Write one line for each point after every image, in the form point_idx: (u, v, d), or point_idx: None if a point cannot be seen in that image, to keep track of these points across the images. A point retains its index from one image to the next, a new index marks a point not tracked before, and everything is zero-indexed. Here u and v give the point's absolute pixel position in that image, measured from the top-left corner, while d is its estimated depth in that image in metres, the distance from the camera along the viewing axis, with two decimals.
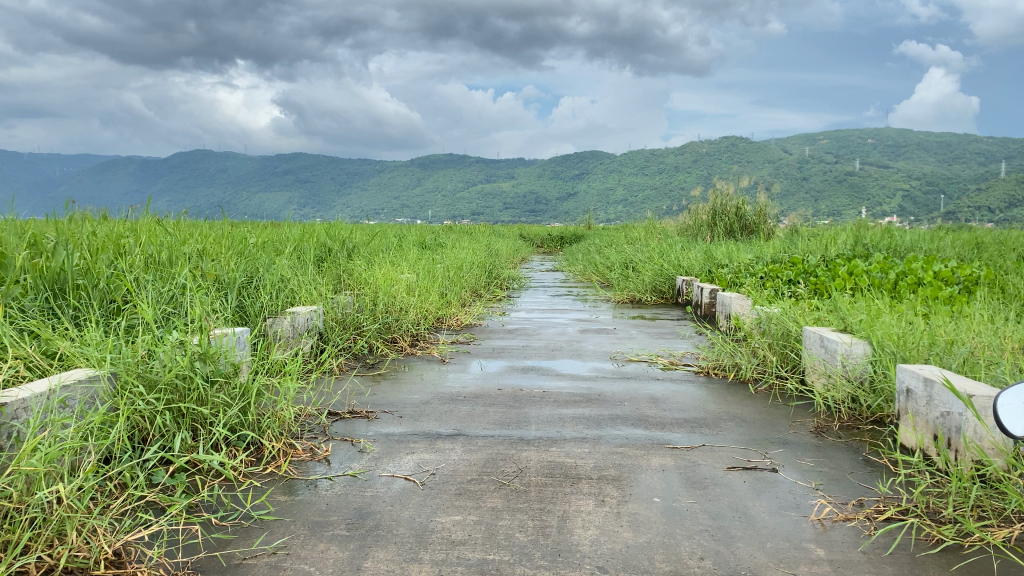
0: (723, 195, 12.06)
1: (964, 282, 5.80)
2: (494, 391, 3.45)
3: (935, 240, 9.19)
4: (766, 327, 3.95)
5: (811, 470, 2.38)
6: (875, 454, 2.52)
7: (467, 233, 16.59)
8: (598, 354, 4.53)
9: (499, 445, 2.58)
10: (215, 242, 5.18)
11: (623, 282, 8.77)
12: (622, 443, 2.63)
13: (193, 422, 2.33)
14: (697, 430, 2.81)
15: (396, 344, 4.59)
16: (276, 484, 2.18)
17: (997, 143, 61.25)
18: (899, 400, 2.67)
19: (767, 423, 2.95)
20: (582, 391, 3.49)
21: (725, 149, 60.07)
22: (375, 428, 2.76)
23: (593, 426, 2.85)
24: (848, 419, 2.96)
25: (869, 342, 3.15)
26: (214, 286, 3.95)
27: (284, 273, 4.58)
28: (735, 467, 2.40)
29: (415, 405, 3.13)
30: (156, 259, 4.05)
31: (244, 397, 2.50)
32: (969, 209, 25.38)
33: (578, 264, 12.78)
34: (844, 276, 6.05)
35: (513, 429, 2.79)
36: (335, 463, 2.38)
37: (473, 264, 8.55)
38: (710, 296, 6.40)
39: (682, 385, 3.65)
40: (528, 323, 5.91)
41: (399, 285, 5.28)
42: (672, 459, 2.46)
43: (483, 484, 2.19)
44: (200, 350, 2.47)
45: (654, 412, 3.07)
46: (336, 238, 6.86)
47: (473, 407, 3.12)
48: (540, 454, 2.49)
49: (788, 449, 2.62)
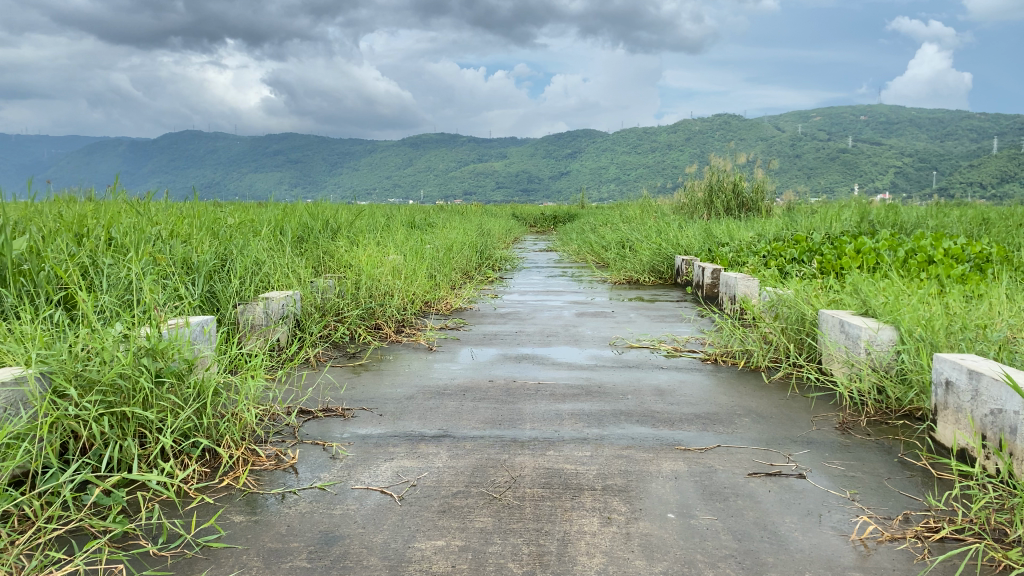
0: (719, 172, 11.73)
1: (976, 260, 5.53)
2: (485, 383, 3.15)
3: (939, 216, 8.92)
4: (778, 311, 3.66)
5: (842, 476, 2.11)
6: (911, 455, 2.26)
7: (458, 213, 16.26)
8: (596, 340, 4.24)
9: (488, 448, 2.29)
10: (187, 222, 4.86)
11: (620, 263, 8.48)
12: (628, 444, 2.35)
13: (140, 427, 2.04)
14: (710, 428, 2.53)
15: (380, 331, 4.29)
16: (228, 502, 1.89)
17: (991, 119, 60.99)
18: (935, 394, 2.39)
19: (786, 418, 2.66)
20: (581, 382, 3.19)
21: (719, 125, 59.59)
22: (351, 430, 2.47)
23: (595, 424, 2.56)
24: (876, 413, 2.68)
25: (896, 327, 2.86)
26: (180, 271, 3.64)
27: (259, 256, 4.25)
28: (758, 473, 2.12)
29: (397, 401, 2.83)
30: (121, 242, 3.73)
31: (200, 398, 2.20)
32: (961, 186, 25.18)
33: (572, 244, 12.51)
34: (852, 254, 5.77)
35: (506, 429, 2.50)
36: (303, 475, 2.10)
37: (464, 246, 8.23)
38: (711, 277, 6.11)
39: (689, 375, 3.36)
40: (521, 307, 5.61)
41: (384, 268, 4.97)
42: (686, 464, 2.17)
43: (472, 499, 1.90)
44: (148, 345, 2.16)
45: (660, 407, 2.78)
46: (318, 218, 6.54)
47: (461, 402, 2.83)
48: (535, 459, 2.20)
49: (813, 449, 2.35)
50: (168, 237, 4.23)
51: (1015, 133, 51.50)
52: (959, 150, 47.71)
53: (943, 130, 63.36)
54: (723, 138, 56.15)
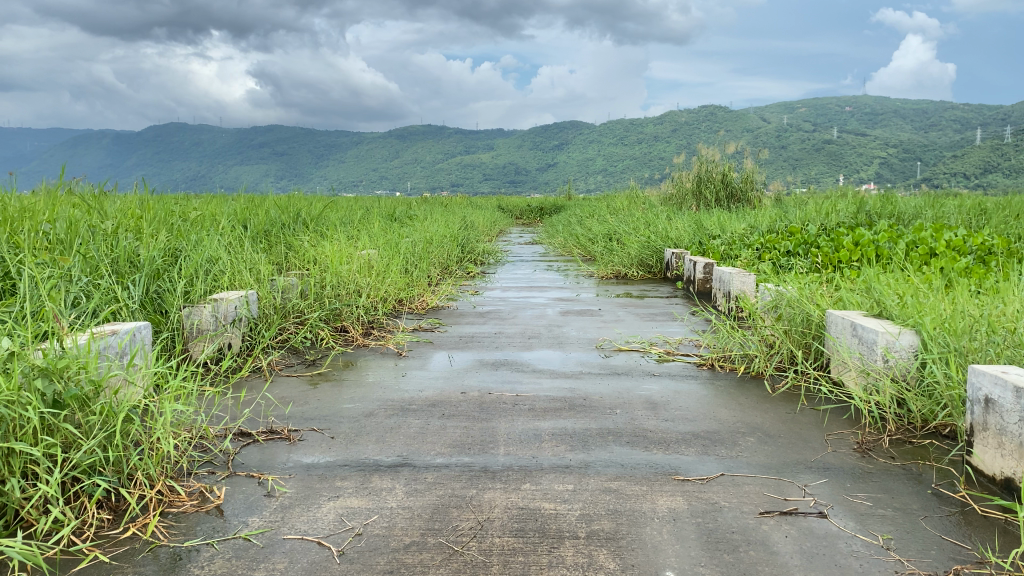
0: (708, 162, 11.39)
1: (980, 252, 5.22)
2: (457, 396, 2.81)
3: (935, 206, 8.62)
4: (780, 310, 3.32)
5: (870, 514, 1.78)
6: (947, 487, 1.94)
7: (441, 205, 15.90)
8: (582, 342, 3.90)
9: (453, 482, 1.94)
10: (139, 215, 4.48)
11: (606, 256, 8.15)
12: (618, 474, 2.01)
13: (27, 466, 1.70)
14: (712, 452, 2.19)
15: (346, 334, 3.94)
16: (128, 560, 1.55)
17: (977, 109, 61.09)
18: (971, 411, 2.07)
19: (797, 437, 2.33)
20: (564, 393, 2.85)
21: (706, 115, 59.31)
22: (296, 458, 2.12)
23: (580, 446, 2.23)
24: (898, 431, 2.36)
25: (917, 332, 2.56)
26: (117, 273, 3.27)
27: (214, 252, 3.89)
28: (771, 511, 1.79)
29: (353, 420, 2.48)
30: (58, 239, 3.38)
31: (106, 425, 1.86)
32: (945, 175, 25.02)
33: (558, 236, 12.17)
34: (850, 246, 5.45)
35: (475, 454, 2.16)
36: (230, 518, 1.76)
37: (444, 238, 7.87)
38: (704, 272, 5.77)
39: (684, 383, 3.01)
40: (502, 305, 5.26)
41: (353, 264, 4.61)
42: (685, 501, 1.84)
43: (428, 553, 1.56)
44: (42, 365, 1.82)
45: (653, 424, 2.44)
46: (287, 210, 6.18)
47: (427, 420, 2.48)
48: (508, 496, 1.85)
49: (831, 477, 2.02)
50: (116, 232, 3.88)
51: (1000, 123, 51.69)
52: (945, 140, 47.86)
53: (928, 120, 63.51)
54: (711, 128, 55.97)
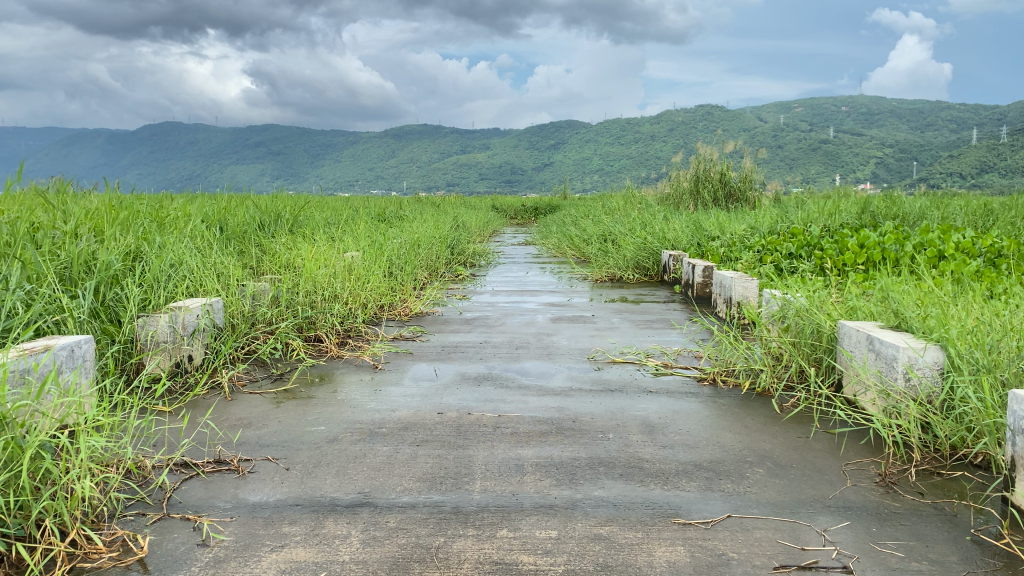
0: (706, 161, 11.11)
1: (989, 255, 4.96)
2: (434, 417, 2.54)
3: (941, 207, 8.33)
4: (788, 321, 3.07)
5: (904, 569, 1.52)
6: (988, 532, 1.69)
7: (435, 205, 15.64)
8: (574, 353, 3.64)
9: (418, 527, 1.68)
10: (101, 212, 4.21)
11: (601, 257, 7.89)
12: (610, 516, 1.74)
13: None
14: (716, 488, 1.93)
15: (320, 344, 3.69)
16: None
17: (973, 109, 60.97)
18: (1012, 442, 1.82)
19: (812, 468, 2.07)
20: (551, 414, 2.59)
21: (702, 115, 59.09)
22: (242, 496, 1.86)
23: (567, 480, 1.96)
24: (925, 461, 2.10)
25: (943, 347, 2.29)
26: (64, 282, 3.00)
27: (181, 257, 3.62)
28: (788, 566, 1.53)
29: (314, 448, 2.21)
30: (5, 241, 3.10)
31: (11, 464, 1.58)
32: (941, 175, 24.76)
33: (552, 237, 11.91)
34: (855, 250, 5.18)
35: (447, 490, 1.90)
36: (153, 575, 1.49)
37: (433, 239, 7.61)
38: (702, 275, 5.51)
39: (683, 402, 2.75)
40: (491, 310, 4.99)
41: (330, 268, 4.36)
42: (686, 551, 1.58)
43: None
44: None
45: (649, 453, 2.18)
46: (267, 211, 5.91)
47: (396, 448, 2.21)
48: (481, 546, 1.59)
49: (854, 520, 1.75)
50: (75, 233, 3.61)
51: (995, 124, 51.67)
52: (941, 140, 47.72)
53: (924, 120, 63.40)
54: (708, 127, 55.75)
